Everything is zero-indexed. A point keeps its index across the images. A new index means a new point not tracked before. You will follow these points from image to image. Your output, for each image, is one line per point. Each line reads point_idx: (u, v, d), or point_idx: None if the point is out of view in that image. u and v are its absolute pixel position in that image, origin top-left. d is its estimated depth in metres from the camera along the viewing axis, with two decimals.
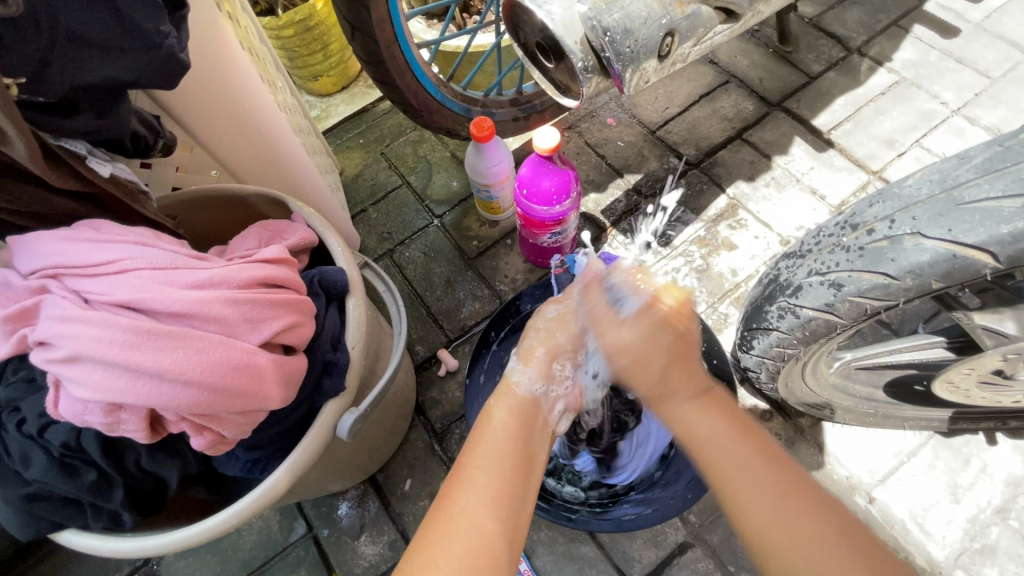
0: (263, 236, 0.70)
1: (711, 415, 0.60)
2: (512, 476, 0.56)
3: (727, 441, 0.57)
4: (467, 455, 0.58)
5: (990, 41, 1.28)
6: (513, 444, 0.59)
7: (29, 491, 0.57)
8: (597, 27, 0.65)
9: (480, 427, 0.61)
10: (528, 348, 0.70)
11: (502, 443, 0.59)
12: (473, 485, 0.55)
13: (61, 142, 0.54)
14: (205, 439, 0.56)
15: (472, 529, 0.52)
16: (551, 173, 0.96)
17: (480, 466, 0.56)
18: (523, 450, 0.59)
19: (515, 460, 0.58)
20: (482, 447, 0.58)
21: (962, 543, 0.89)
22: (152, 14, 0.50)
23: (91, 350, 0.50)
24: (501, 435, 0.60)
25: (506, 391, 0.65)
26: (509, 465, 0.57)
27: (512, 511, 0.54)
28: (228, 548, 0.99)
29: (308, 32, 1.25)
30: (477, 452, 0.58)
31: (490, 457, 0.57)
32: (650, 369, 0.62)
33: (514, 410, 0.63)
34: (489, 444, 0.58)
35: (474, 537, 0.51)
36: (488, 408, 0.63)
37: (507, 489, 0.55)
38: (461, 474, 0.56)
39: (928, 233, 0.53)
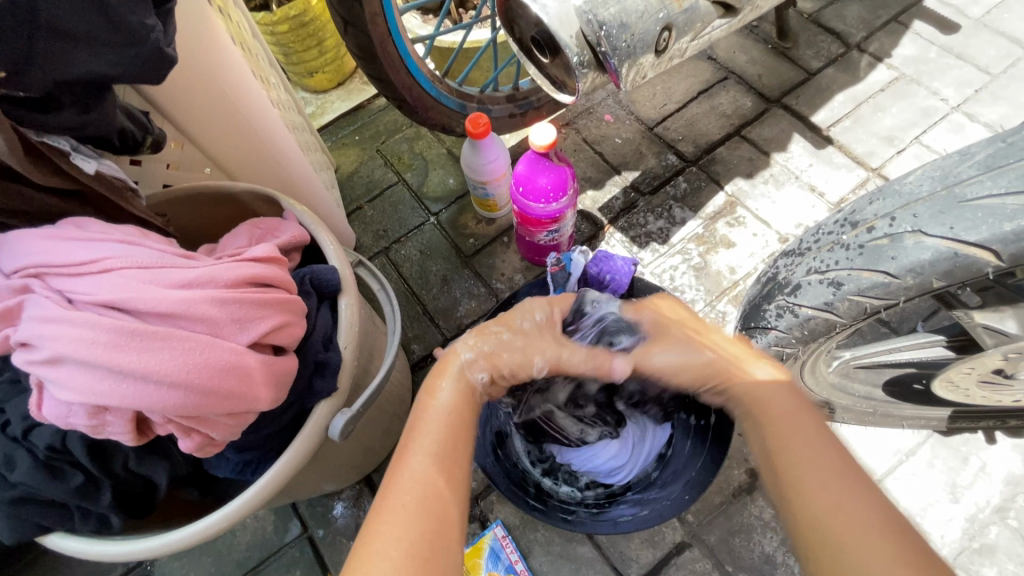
0: (254, 234, 0.69)
1: (779, 404, 0.60)
2: (452, 451, 0.58)
3: (801, 426, 0.57)
4: (409, 435, 0.59)
5: (990, 37, 1.27)
6: (452, 421, 0.61)
7: (14, 494, 0.56)
8: (593, 21, 0.64)
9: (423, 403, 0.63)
10: (493, 325, 0.71)
11: (441, 423, 0.60)
12: (415, 465, 0.56)
13: (43, 137, 0.53)
14: (193, 441, 0.55)
15: (415, 499, 0.53)
16: (548, 170, 0.95)
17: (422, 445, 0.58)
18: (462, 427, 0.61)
19: (456, 435, 0.60)
20: (422, 426, 0.60)
21: (961, 542, 0.88)
22: (136, 7, 0.49)
23: (74, 351, 0.48)
24: (442, 413, 0.61)
25: (446, 366, 0.66)
26: (450, 442, 0.59)
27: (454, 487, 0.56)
28: (222, 548, 0.98)
29: (303, 28, 1.24)
30: (417, 433, 0.59)
31: (429, 435, 0.58)
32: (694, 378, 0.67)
33: (455, 388, 0.64)
34: (429, 424, 0.60)
35: (419, 507, 0.52)
36: (429, 383, 0.65)
37: (446, 465, 0.57)
38: (403, 452, 0.57)
39: (929, 230, 0.52)
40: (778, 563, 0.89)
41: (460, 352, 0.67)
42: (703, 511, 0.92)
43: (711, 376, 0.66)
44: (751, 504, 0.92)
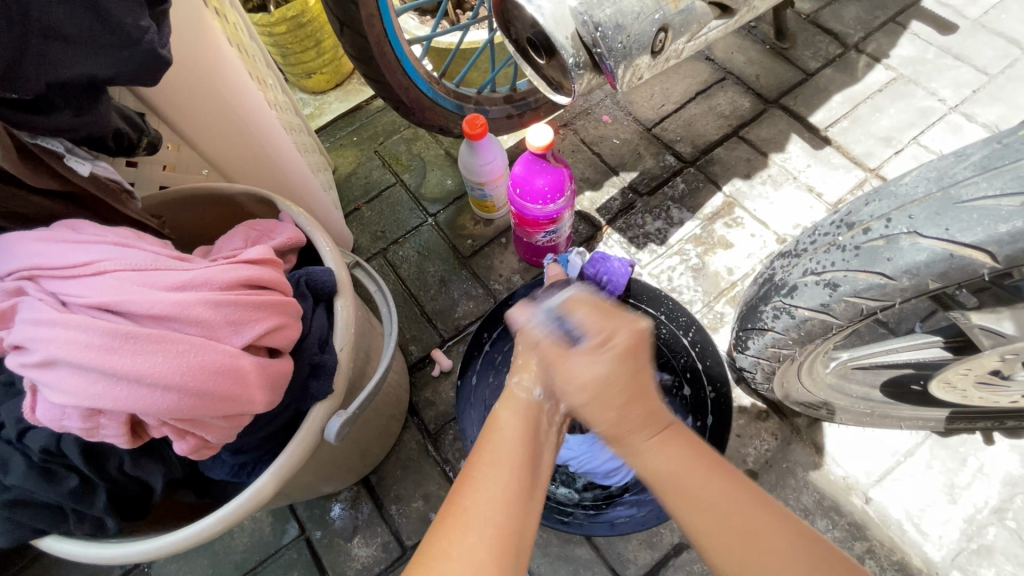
0: (250, 235, 0.69)
1: (675, 446, 0.58)
2: (523, 474, 0.55)
3: (688, 473, 0.56)
4: (481, 454, 0.57)
5: (988, 38, 1.27)
6: (524, 439, 0.58)
7: (9, 497, 0.56)
8: (589, 22, 0.64)
9: (490, 426, 0.60)
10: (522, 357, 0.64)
11: (515, 443, 0.58)
12: (484, 486, 0.53)
13: (37, 139, 0.53)
14: (188, 444, 0.55)
15: (492, 523, 0.51)
16: (546, 170, 0.95)
17: (493, 466, 0.55)
18: (531, 448, 0.58)
19: (528, 453, 0.58)
20: (497, 446, 0.57)
21: (959, 543, 0.88)
22: (132, 9, 0.49)
23: (67, 354, 0.48)
24: (511, 435, 0.59)
25: (513, 392, 0.63)
26: (523, 462, 0.56)
27: (522, 511, 0.53)
28: (219, 550, 0.98)
29: (301, 29, 1.23)
30: (491, 451, 0.57)
31: (501, 455, 0.56)
32: (610, 405, 0.58)
33: (525, 413, 0.61)
34: (502, 442, 0.58)
35: (490, 535, 0.51)
36: (496, 409, 0.62)
37: (516, 487, 0.54)
38: (474, 472, 0.55)
39: (924, 231, 0.52)
40: None
41: (524, 379, 0.63)
42: None
43: (622, 399, 0.58)
44: None
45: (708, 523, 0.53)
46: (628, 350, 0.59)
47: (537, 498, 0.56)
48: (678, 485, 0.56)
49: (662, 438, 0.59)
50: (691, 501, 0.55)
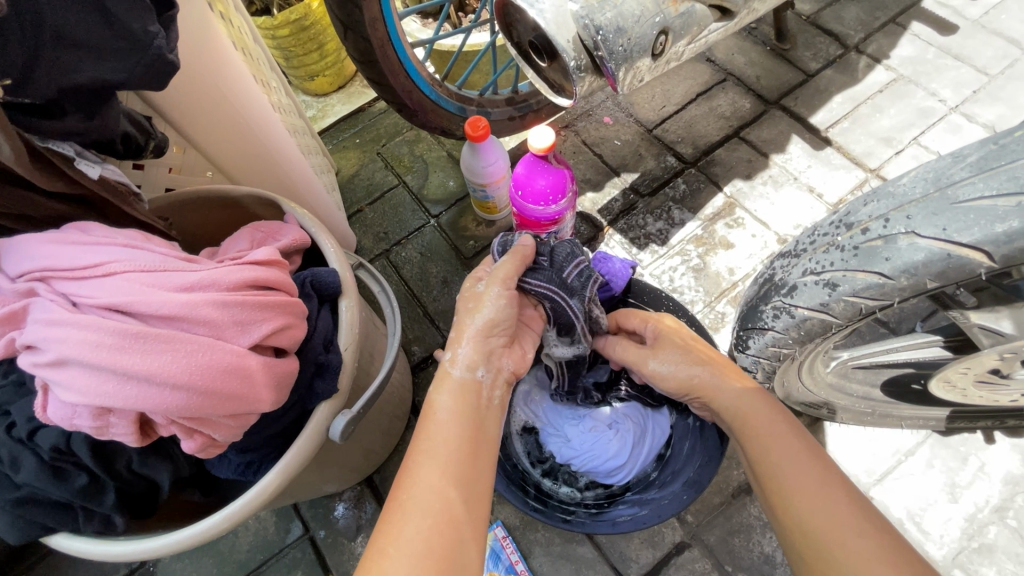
0: (256, 237, 0.70)
1: (785, 445, 0.63)
2: (461, 455, 0.58)
3: (789, 464, 0.62)
4: (416, 443, 0.59)
5: (988, 38, 1.27)
6: (457, 426, 0.61)
7: (19, 495, 0.56)
8: (589, 26, 0.65)
9: (426, 413, 0.63)
10: (457, 330, 0.70)
11: (449, 428, 0.61)
12: (423, 471, 0.56)
13: (48, 143, 0.54)
14: (196, 442, 0.56)
15: (430, 505, 0.54)
16: (546, 172, 0.96)
17: (428, 452, 0.58)
18: (470, 431, 0.62)
19: (465, 438, 0.60)
20: (432, 433, 0.60)
21: (959, 541, 0.88)
22: (140, 15, 0.50)
23: (79, 353, 0.49)
24: (446, 418, 0.62)
25: (444, 376, 0.67)
26: (460, 445, 0.59)
27: (464, 490, 0.56)
28: (224, 549, 0.99)
29: (304, 32, 1.24)
30: (427, 437, 0.60)
31: (435, 441, 0.59)
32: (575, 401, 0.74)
33: (454, 394, 0.65)
34: (436, 429, 0.61)
35: (430, 515, 0.53)
36: (431, 395, 0.65)
37: (455, 468, 0.57)
38: (412, 460, 0.58)
39: (922, 231, 0.52)
40: (778, 563, 0.89)
41: (456, 355, 0.68)
42: (702, 511, 0.93)
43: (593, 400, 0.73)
44: (751, 504, 0.93)
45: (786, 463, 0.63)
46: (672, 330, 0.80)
47: (480, 479, 0.59)
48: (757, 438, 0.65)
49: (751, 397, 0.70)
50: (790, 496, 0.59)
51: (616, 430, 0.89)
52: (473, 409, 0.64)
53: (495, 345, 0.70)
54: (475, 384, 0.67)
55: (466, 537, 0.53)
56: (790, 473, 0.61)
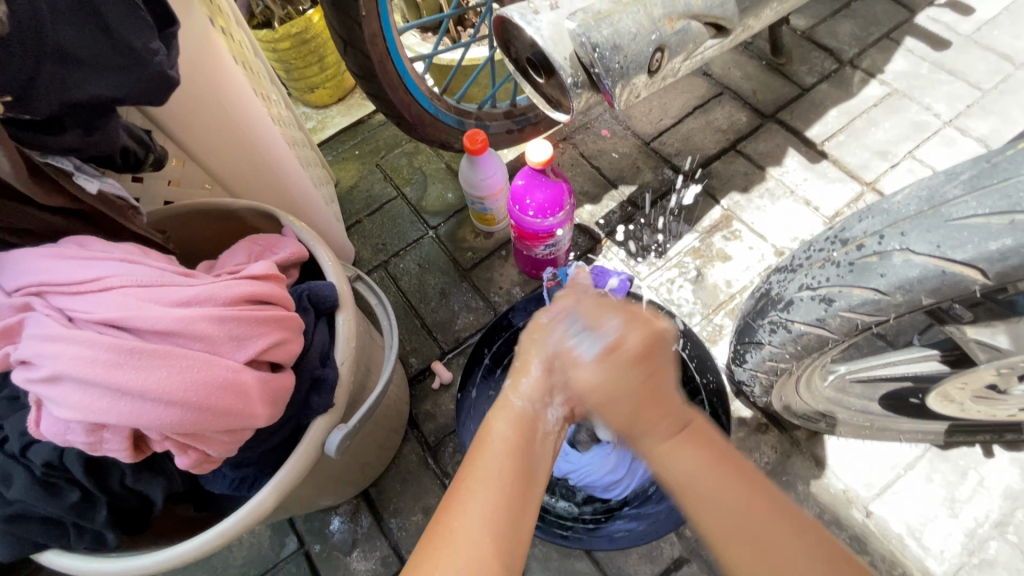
0: (253, 250, 0.70)
1: (686, 448, 0.54)
2: (515, 491, 0.52)
3: (696, 473, 0.52)
4: (468, 469, 0.54)
5: (981, 53, 1.29)
6: (515, 452, 0.55)
7: (11, 511, 0.56)
8: (586, 43, 0.65)
9: (480, 437, 0.57)
10: (523, 360, 0.62)
11: (505, 457, 0.54)
12: (473, 500, 0.51)
13: (47, 158, 0.54)
14: (190, 457, 0.55)
15: (477, 539, 0.49)
16: (544, 185, 0.96)
17: (480, 480, 0.53)
18: (526, 467, 0.55)
19: (519, 470, 0.54)
20: (486, 459, 0.54)
21: (960, 557, 0.88)
22: (140, 32, 0.50)
23: (73, 369, 0.49)
24: (502, 448, 0.55)
25: (507, 401, 0.59)
26: (516, 472, 0.54)
27: (515, 526, 0.51)
28: (218, 564, 0.98)
29: (304, 45, 1.25)
30: (481, 461, 0.54)
31: (490, 470, 0.53)
32: (620, 404, 0.56)
33: (519, 422, 0.58)
34: (491, 457, 0.54)
35: (473, 548, 0.49)
36: (489, 417, 0.59)
37: (508, 502, 0.52)
38: (461, 486, 0.53)
39: (916, 248, 0.52)
40: None
41: (522, 386, 0.60)
42: None
43: (632, 398, 0.55)
44: None
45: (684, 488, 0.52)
46: (648, 351, 0.57)
47: (529, 515, 0.53)
48: (637, 438, 0.56)
49: (678, 437, 0.55)
50: (765, 558, 0.49)
51: (615, 444, 0.89)
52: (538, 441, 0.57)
53: (562, 383, 0.61)
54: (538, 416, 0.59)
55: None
56: (684, 478, 0.52)
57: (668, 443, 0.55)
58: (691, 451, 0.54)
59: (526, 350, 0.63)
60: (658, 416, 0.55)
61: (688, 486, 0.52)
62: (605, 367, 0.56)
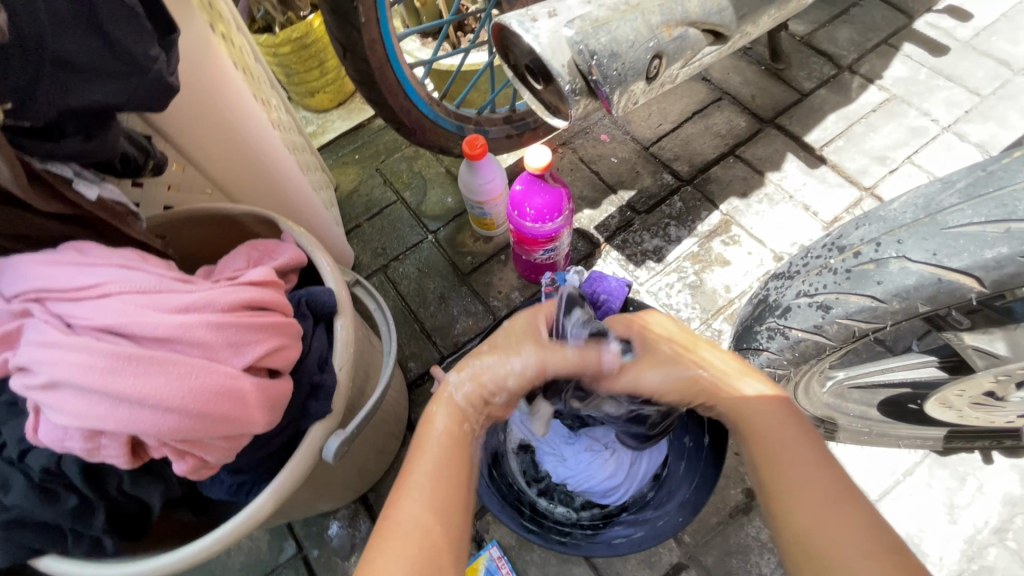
0: (252, 256, 0.71)
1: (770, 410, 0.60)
2: (450, 478, 0.58)
3: (781, 446, 0.57)
4: (409, 460, 0.59)
5: (979, 59, 1.29)
6: (451, 445, 0.61)
7: (9, 516, 0.56)
8: (584, 51, 0.65)
9: (422, 430, 0.63)
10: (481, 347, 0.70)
11: (442, 448, 0.60)
12: (414, 490, 0.56)
13: (47, 164, 0.54)
14: (187, 464, 0.55)
15: (418, 516, 0.54)
16: (543, 190, 0.96)
17: (419, 475, 0.57)
18: (460, 455, 0.61)
19: (456, 463, 0.60)
20: (424, 449, 0.60)
21: (959, 564, 0.87)
22: (140, 39, 0.50)
23: (70, 375, 0.49)
24: (440, 440, 0.61)
25: (446, 393, 0.66)
26: (449, 463, 0.59)
27: (452, 515, 0.56)
28: (216, 569, 0.98)
29: (305, 50, 1.26)
30: (421, 455, 0.59)
31: (429, 460, 0.59)
32: (677, 385, 0.68)
33: (452, 415, 0.64)
34: (429, 450, 0.60)
35: (415, 532, 0.53)
36: (429, 409, 0.65)
37: (446, 487, 0.57)
38: (404, 478, 0.57)
39: (913, 256, 0.53)
40: None
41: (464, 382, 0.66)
42: (700, 531, 0.92)
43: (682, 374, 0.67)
44: (748, 524, 0.92)
45: (775, 444, 0.57)
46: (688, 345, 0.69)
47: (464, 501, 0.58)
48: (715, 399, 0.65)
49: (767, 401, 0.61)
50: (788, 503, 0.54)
51: (612, 450, 0.88)
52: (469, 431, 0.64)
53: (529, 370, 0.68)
54: (474, 408, 0.66)
55: (454, 558, 0.53)
56: (767, 433, 0.58)
57: (783, 415, 0.60)
58: (778, 412, 0.60)
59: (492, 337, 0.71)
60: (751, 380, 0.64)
61: (766, 445, 0.58)
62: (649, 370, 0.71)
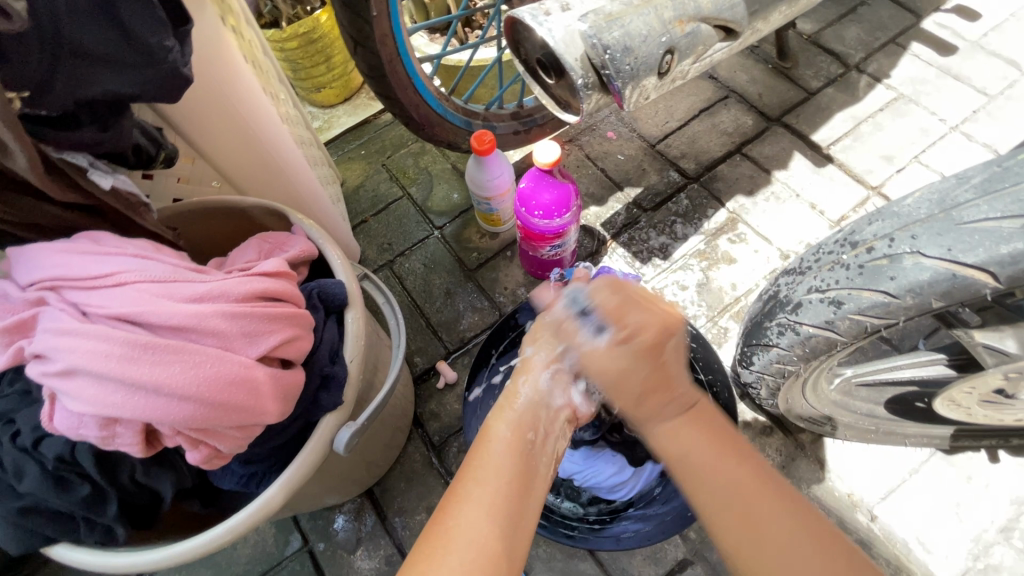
0: (264, 247, 0.71)
1: (692, 431, 0.59)
2: (512, 493, 0.55)
3: (706, 455, 0.57)
4: (467, 468, 0.57)
5: (986, 59, 1.29)
6: (514, 461, 0.57)
7: (21, 504, 0.56)
8: (598, 44, 0.65)
9: (482, 439, 0.60)
10: (528, 360, 0.67)
11: (504, 459, 0.57)
12: (469, 501, 0.54)
13: (63, 154, 0.54)
14: (201, 453, 0.55)
15: (474, 539, 0.51)
16: (551, 186, 0.96)
17: (480, 481, 0.55)
18: (523, 467, 0.58)
19: (516, 480, 0.56)
20: (485, 458, 0.57)
21: (965, 563, 0.88)
22: (156, 29, 0.50)
23: (87, 363, 0.49)
24: (502, 451, 0.58)
25: (511, 399, 0.63)
26: (511, 479, 0.56)
27: (513, 526, 0.54)
28: (222, 561, 0.98)
29: (312, 45, 1.26)
30: (479, 465, 0.57)
31: (489, 476, 0.55)
32: (632, 383, 0.59)
33: (514, 426, 0.60)
34: (489, 462, 0.57)
35: (477, 544, 0.51)
36: (491, 419, 0.62)
37: (507, 504, 0.54)
38: (460, 487, 0.55)
39: (927, 251, 0.53)
40: None
41: (528, 383, 0.64)
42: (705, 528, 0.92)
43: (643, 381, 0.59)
44: None
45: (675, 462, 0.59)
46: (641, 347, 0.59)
47: (526, 517, 0.55)
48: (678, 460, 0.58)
49: (685, 420, 0.60)
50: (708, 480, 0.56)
51: (621, 447, 0.90)
52: (532, 440, 0.60)
53: (558, 385, 0.66)
54: (538, 411, 0.63)
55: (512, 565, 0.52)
56: (695, 465, 0.56)
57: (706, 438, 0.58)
58: (695, 433, 0.59)
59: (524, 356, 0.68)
60: (665, 403, 0.60)
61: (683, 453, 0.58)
62: (622, 353, 0.59)
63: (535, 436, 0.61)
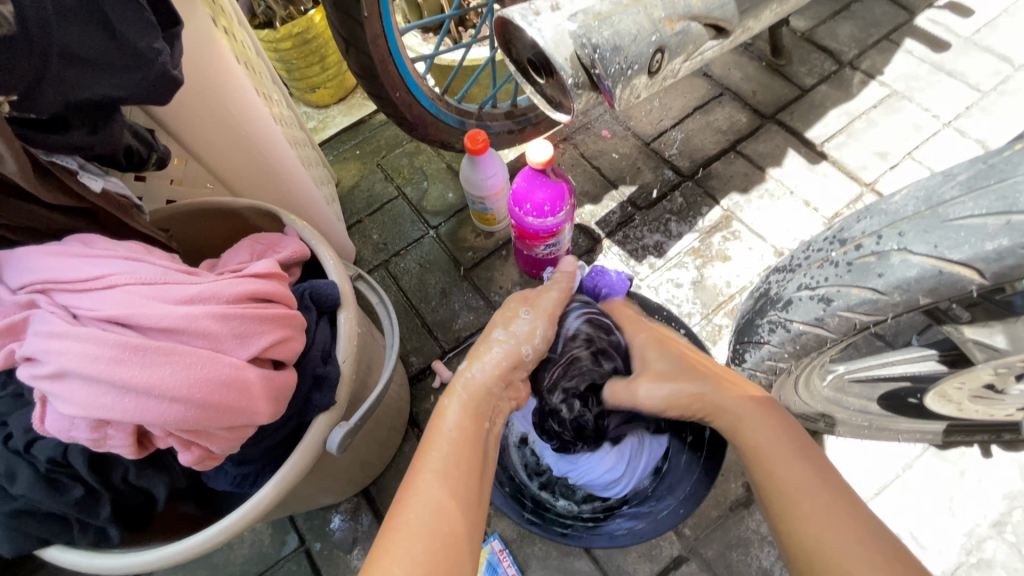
0: (256, 249, 0.71)
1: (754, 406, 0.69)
2: (460, 478, 0.61)
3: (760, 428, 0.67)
4: (419, 457, 0.63)
5: (979, 54, 1.29)
6: (459, 438, 0.65)
7: (16, 506, 0.56)
8: (587, 44, 0.65)
9: (433, 426, 0.67)
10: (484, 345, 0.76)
11: (454, 446, 0.64)
12: (422, 488, 0.59)
13: (52, 156, 0.55)
14: (193, 454, 0.56)
15: (426, 522, 0.57)
16: (545, 185, 0.96)
17: (428, 467, 0.62)
18: (469, 453, 0.65)
19: (461, 460, 0.63)
20: (433, 445, 0.64)
21: (958, 557, 0.88)
22: (144, 33, 0.51)
23: (77, 365, 0.49)
24: (452, 436, 0.65)
25: (456, 389, 0.71)
26: (457, 464, 0.62)
27: (462, 507, 0.59)
28: (219, 561, 0.98)
29: (305, 45, 1.26)
30: (428, 454, 0.63)
31: (441, 456, 0.63)
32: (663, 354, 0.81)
33: (464, 409, 0.68)
34: (436, 443, 0.64)
35: (429, 528, 0.56)
36: (441, 404, 0.70)
37: (456, 487, 0.60)
38: (414, 475, 0.61)
39: (915, 248, 0.53)
40: None
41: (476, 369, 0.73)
42: (700, 525, 0.92)
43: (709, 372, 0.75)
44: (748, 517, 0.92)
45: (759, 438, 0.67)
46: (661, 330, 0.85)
47: (475, 498, 0.62)
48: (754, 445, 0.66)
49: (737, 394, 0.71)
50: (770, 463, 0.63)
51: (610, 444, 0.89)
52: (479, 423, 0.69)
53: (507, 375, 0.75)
54: (484, 399, 0.71)
55: (468, 543, 0.58)
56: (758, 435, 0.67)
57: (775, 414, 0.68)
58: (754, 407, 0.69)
59: (488, 340, 0.76)
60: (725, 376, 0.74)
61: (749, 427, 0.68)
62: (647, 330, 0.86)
63: (486, 418, 0.70)
